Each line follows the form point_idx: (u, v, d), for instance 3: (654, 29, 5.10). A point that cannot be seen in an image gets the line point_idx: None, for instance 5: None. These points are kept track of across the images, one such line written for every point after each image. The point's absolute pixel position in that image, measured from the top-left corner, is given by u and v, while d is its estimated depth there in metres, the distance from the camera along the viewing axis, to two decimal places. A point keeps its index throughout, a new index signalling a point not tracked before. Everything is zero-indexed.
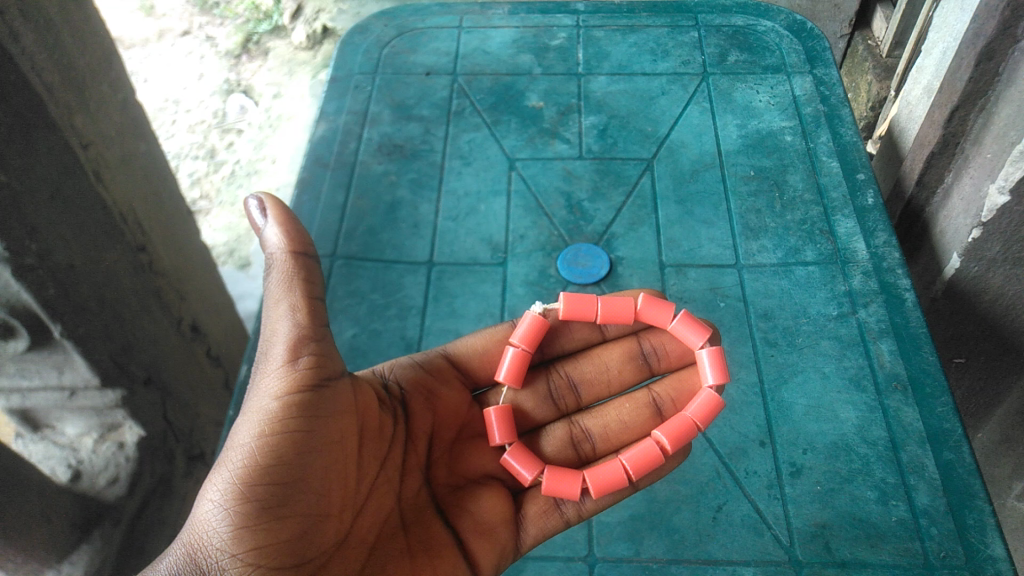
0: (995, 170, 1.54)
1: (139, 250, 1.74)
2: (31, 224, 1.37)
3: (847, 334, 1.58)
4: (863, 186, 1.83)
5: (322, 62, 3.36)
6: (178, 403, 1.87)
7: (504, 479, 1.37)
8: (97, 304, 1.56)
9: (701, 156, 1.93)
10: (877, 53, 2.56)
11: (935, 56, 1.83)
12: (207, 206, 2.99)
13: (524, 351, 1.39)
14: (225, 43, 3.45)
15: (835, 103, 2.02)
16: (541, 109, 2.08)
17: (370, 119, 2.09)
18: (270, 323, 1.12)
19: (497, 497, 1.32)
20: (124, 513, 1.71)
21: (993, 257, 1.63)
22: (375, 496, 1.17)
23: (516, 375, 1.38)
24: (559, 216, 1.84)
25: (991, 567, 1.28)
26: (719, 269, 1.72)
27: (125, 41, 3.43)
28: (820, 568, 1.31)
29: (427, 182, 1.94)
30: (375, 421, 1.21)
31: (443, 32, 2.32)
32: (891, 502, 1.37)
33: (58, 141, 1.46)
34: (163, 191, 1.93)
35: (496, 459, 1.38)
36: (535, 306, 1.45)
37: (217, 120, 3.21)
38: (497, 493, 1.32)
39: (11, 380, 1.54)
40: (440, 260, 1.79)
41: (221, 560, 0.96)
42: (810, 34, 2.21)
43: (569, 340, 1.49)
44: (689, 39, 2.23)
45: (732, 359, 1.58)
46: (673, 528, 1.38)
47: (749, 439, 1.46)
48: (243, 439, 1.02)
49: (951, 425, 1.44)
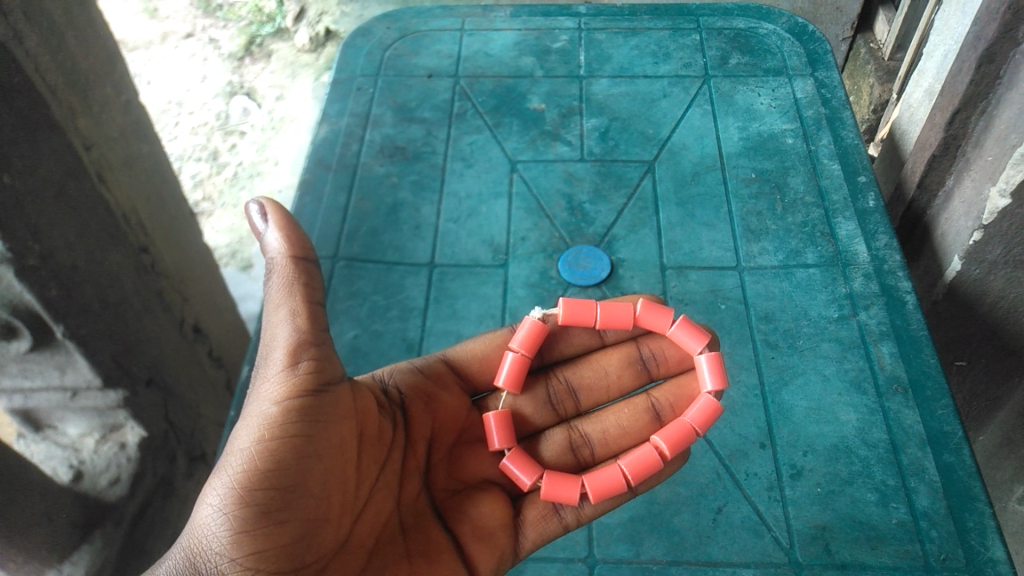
0: (996, 173, 1.54)
1: (142, 251, 1.75)
2: (34, 225, 1.38)
3: (848, 337, 1.58)
4: (864, 189, 1.83)
5: (325, 64, 3.37)
6: (180, 404, 1.88)
7: (503, 484, 1.37)
8: (100, 305, 1.56)
9: (702, 158, 1.93)
10: (879, 56, 2.56)
11: (936, 58, 1.83)
12: (210, 207, 3.00)
13: (523, 356, 1.39)
14: (229, 46, 3.46)
15: (836, 106, 2.02)
16: (543, 111, 2.09)
17: (372, 121, 2.10)
18: (270, 327, 1.12)
19: (496, 502, 1.32)
20: (126, 513, 1.71)
21: (994, 260, 1.63)
22: (374, 501, 1.18)
23: (515, 380, 1.38)
24: (560, 218, 1.84)
25: (990, 570, 1.28)
26: (720, 271, 1.72)
27: (129, 43, 3.44)
28: (820, 571, 1.31)
29: (429, 184, 1.94)
30: (375, 426, 1.21)
31: (446, 34, 2.33)
32: (891, 504, 1.37)
33: (62, 143, 1.46)
34: (167, 193, 1.93)
35: (495, 463, 1.38)
36: (535, 311, 1.45)
37: (220, 122, 3.22)
38: (496, 498, 1.32)
39: (13, 381, 1.55)
40: (441, 262, 1.79)
41: (220, 564, 0.96)
42: (812, 37, 2.21)
43: (568, 346, 1.49)
44: (691, 42, 2.24)
45: (732, 361, 1.58)
46: (673, 530, 1.38)
47: (750, 441, 1.47)
48: (243, 443, 1.02)
49: (952, 427, 1.44)
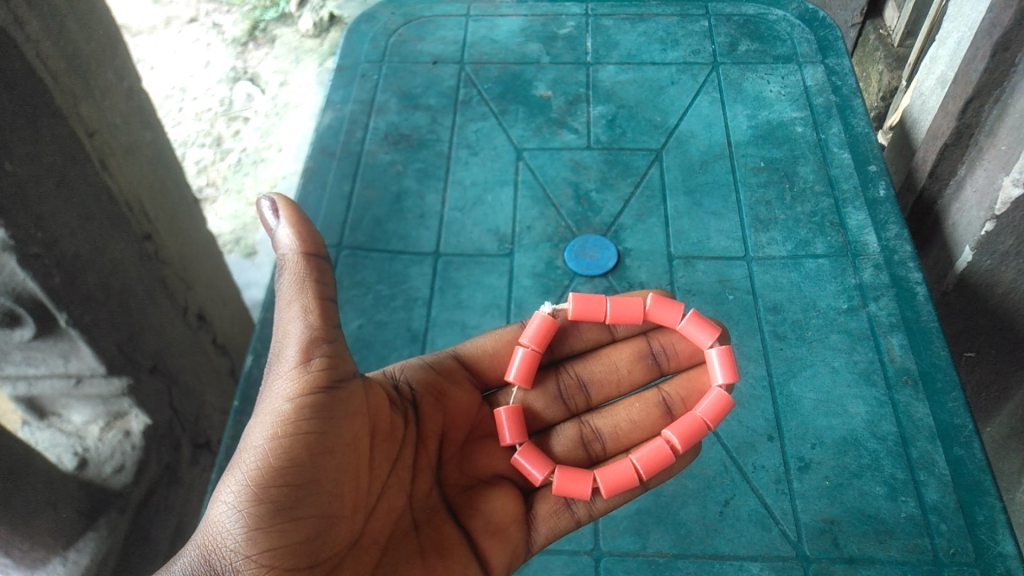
0: (1010, 162, 1.52)
1: (145, 238, 1.73)
2: (36, 212, 1.36)
3: (857, 328, 1.57)
4: (875, 178, 1.80)
5: (329, 49, 3.34)
6: (185, 390, 1.87)
7: (515, 480, 1.36)
8: (103, 293, 1.55)
9: (710, 146, 1.91)
10: (889, 42, 2.52)
11: (949, 45, 1.80)
12: (213, 194, 2.98)
13: (533, 351, 1.37)
14: (232, 31, 3.43)
15: (847, 94, 1.99)
16: (550, 99, 2.06)
17: (377, 108, 2.08)
18: (282, 324, 1.11)
19: (509, 497, 1.31)
20: (131, 501, 1.72)
21: (1006, 250, 1.61)
22: (386, 497, 1.16)
23: (526, 375, 1.37)
24: (567, 207, 1.83)
25: (1000, 564, 1.27)
26: (728, 261, 1.70)
27: (132, 28, 3.42)
28: (828, 564, 1.30)
29: (433, 172, 1.92)
30: (387, 422, 1.20)
31: (451, 20, 2.30)
32: (901, 498, 1.35)
33: (64, 130, 1.44)
34: (169, 180, 1.92)
35: (507, 459, 1.37)
36: (545, 307, 1.43)
37: (224, 108, 3.19)
38: (509, 494, 1.31)
39: (17, 368, 1.55)
40: (446, 251, 1.77)
41: (234, 562, 0.95)
42: (822, 24, 2.18)
43: (578, 341, 1.48)
44: (699, 29, 2.21)
45: (741, 353, 1.57)
46: (679, 522, 1.36)
47: (758, 433, 1.45)
48: (256, 440, 1.01)
49: (962, 420, 1.42)
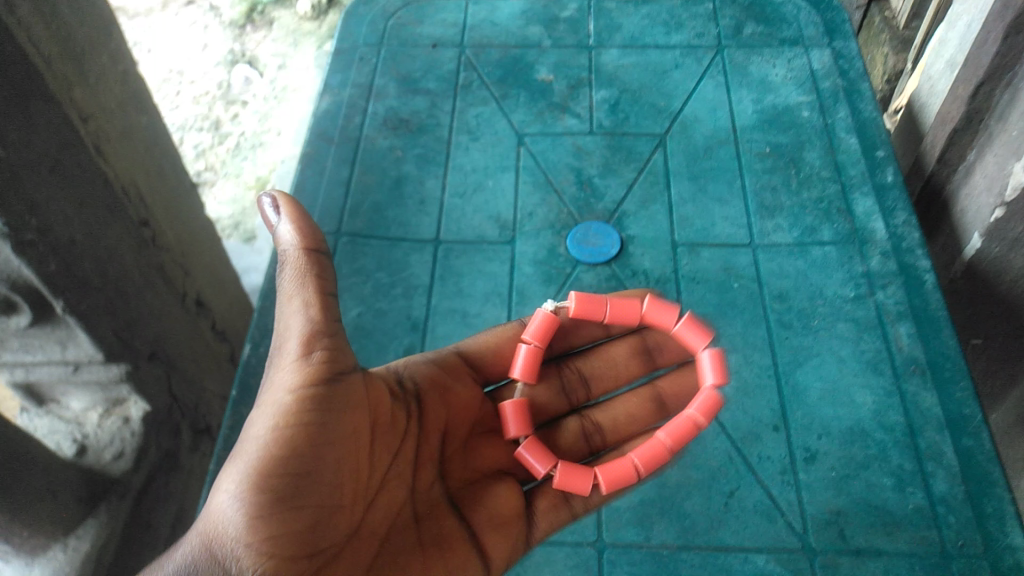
0: (1021, 148, 1.49)
1: (143, 224, 1.71)
2: (31, 199, 1.33)
3: (864, 317, 1.54)
4: (883, 164, 1.77)
5: (327, 32, 3.30)
6: (184, 377, 1.85)
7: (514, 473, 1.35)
8: (101, 280, 1.53)
9: (715, 131, 1.88)
10: (894, 24, 2.47)
11: (959, 28, 1.77)
12: (212, 178, 2.95)
13: (536, 348, 1.35)
14: (230, 14, 3.38)
15: (854, 77, 1.96)
16: (551, 83, 2.02)
17: (375, 92, 2.04)
18: (284, 318, 1.09)
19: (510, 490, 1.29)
20: (131, 488, 1.70)
21: (1016, 238, 1.56)
22: (387, 491, 1.14)
23: (528, 372, 1.35)
24: (569, 193, 1.80)
25: (1009, 557, 1.26)
26: (732, 249, 1.67)
27: (128, 10, 3.37)
28: (834, 557, 1.28)
29: (433, 158, 1.89)
30: (389, 416, 1.17)
31: (451, 2, 2.25)
32: (908, 489, 1.34)
33: (58, 115, 1.41)
34: (166, 165, 1.89)
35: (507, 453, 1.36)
36: (546, 304, 1.40)
37: (222, 91, 3.15)
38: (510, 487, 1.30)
39: (14, 355, 1.53)
40: (446, 238, 1.74)
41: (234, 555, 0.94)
42: (828, 6, 2.14)
43: (578, 336, 1.46)
44: (703, 11, 2.16)
45: (746, 342, 1.54)
46: (684, 514, 1.34)
47: (763, 423, 1.43)
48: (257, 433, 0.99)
49: (971, 410, 1.40)
